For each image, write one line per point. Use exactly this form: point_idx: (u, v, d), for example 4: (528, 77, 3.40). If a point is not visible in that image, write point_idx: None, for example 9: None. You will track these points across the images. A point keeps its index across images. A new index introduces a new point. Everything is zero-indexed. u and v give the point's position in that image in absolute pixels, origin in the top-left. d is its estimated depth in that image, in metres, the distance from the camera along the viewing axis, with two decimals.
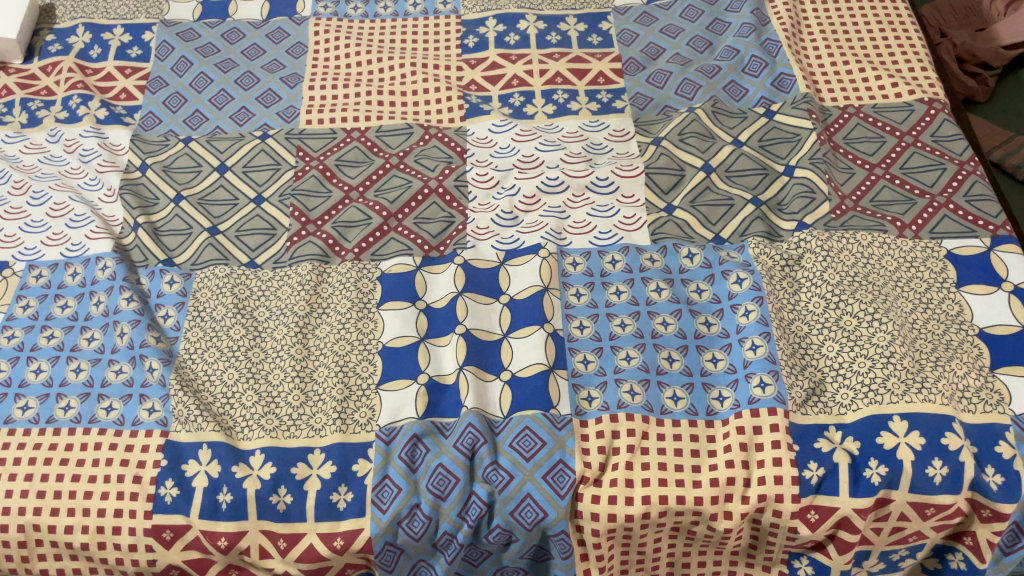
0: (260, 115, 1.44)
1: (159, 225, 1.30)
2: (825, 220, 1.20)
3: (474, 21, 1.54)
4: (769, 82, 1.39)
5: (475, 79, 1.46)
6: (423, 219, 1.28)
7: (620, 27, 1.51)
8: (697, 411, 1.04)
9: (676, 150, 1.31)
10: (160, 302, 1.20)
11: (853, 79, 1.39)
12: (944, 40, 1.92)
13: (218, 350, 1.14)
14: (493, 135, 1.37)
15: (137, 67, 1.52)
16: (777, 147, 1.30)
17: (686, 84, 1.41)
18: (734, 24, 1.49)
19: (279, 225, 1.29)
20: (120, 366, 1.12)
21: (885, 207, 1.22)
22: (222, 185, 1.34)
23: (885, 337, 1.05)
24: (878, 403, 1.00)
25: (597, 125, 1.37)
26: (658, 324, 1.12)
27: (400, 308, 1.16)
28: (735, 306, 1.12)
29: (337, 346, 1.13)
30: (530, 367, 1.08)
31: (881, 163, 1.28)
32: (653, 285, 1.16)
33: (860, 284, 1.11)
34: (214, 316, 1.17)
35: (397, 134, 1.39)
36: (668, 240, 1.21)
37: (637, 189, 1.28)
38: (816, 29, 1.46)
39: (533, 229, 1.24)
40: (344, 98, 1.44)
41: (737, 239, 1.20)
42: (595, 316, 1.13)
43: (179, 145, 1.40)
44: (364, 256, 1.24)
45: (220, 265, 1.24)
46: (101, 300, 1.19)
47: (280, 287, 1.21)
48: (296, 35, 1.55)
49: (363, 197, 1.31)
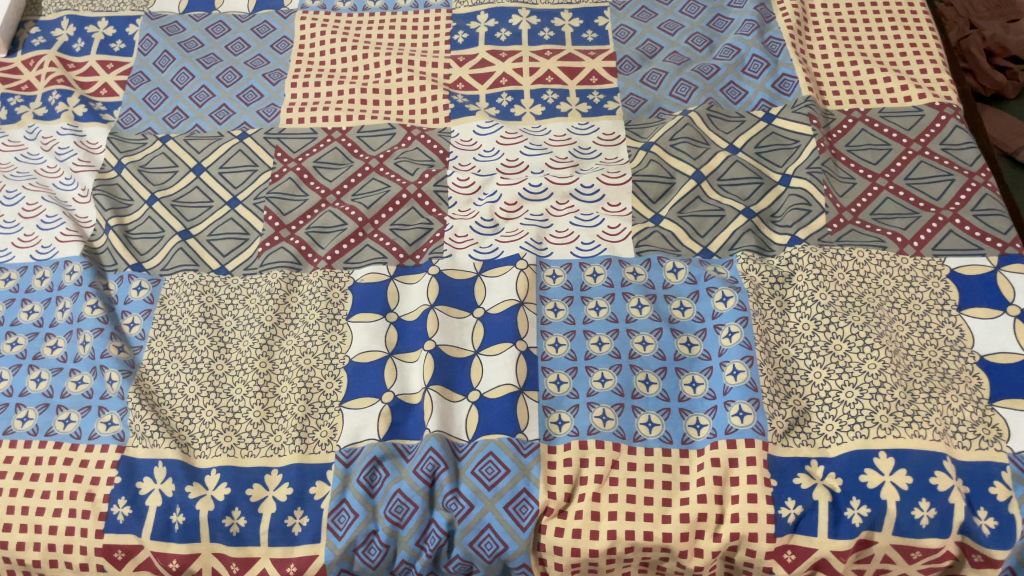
0: (240, 113, 1.39)
1: (131, 228, 1.27)
2: (820, 234, 1.13)
3: (465, 15, 1.49)
4: (770, 84, 1.32)
5: (463, 77, 1.40)
6: (400, 226, 1.23)
7: (616, 23, 1.45)
8: (671, 438, 0.98)
9: (667, 156, 1.24)
10: (127, 309, 1.17)
11: (860, 80, 1.31)
12: (972, 32, 1.82)
13: (181, 361, 1.10)
14: (477, 137, 1.32)
15: (119, 61, 1.48)
16: (774, 154, 1.23)
17: (682, 84, 1.34)
18: (737, 20, 1.41)
19: (252, 230, 1.25)
20: (81, 377, 1.10)
21: (886, 221, 1.15)
22: (197, 186, 1.31)
23: (876, 365, 0.98)
24: (864, 437, 0.94)
25: (586, 127, 1.31)
26: (637, 343, 1.06)
27: (369, 321, 1.12)
28: (719, 326, 1.06)
29: (302, 360, 1.09)
30: (500, 388, 1.03)
31: (884, 172, 1.20)
32: (634, 301, 1.10)
33: (853, 305, 1.05)
34: (180, 325, 1.14)
35: (379, 134, 1.34)
36: (652, 253, 1.15)
37: (623, 197, 1.22)
38: (823, 26, 1.38)
39: (512, 238, 1.19)
40: (327, 95, 1.39)
41: (725, 253, 1.14)
42: (572, 333, 1.08)
43: (157, 144, 1.36)
44: (337, 264, 1.20)
45: (189, 271, 1.20)
46: (66, 306, 1.17)
47: (250, 294, 1.17)
48: (281, 29, 1.50)
49: (339, 201, 1.27)
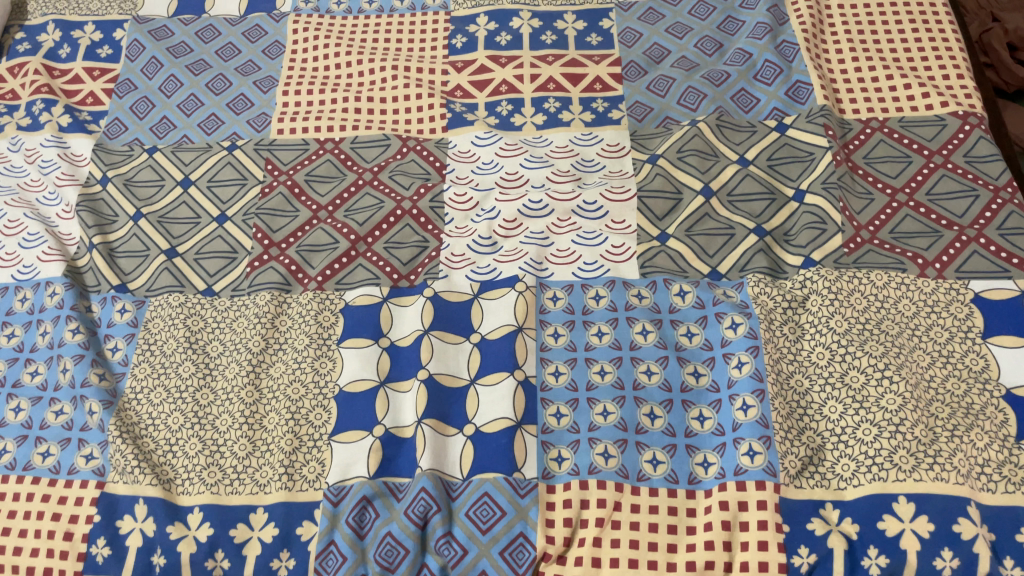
0: (229, 123, 1.34)
1: (116, 246, 1.22)
2: (835, 255, 1.07)
3: (464, 18, 1.43)
4: (783, 92, 1.25)
5: (461, 84, 1.35)
6: (394, 244, 1.17)
7: (622, 25, 1.39)
8: (677, 477, 0.93)
9: (674, 170, 1.18)
10: (109, 333, 1.12)
11: (879, 87, 1.24)
12: (996, 25, 1.72)
13: (164, 390, 1.06)
14: (475, 149, 1.26)
15: (106, 68, 1.43)
16: (787, 167, 1.17)
17: (690, 92, 1.27)
18: (748, 23, 1.35)
19: (241, 248, 1.20)
20: (60, 407, 1.05)
21: (906, 240, 1.08)
22: (184, 201, 1.26)
23: (895, 401, 0.92)
24: (883, 480, 0.88)
25: (589, 137, 1.25)
26: (641, 373, 1.00)
27: (361, 346, 1.07)
28: (728, 355, 1.00)
29: (291, 390, 1.04)
30: (496, 421, 0.98)
31: (904, 187, 1.14)
32: (638, 326, 1.04)
33: (871, 333, 0.99)
34: (163, 351, 1.09)
35: (373, 145, 1.28)
36: (658, 274, 1.09)
37: (628, 214, 1.16)
38: (840, 29, 1.32)
39: (511, 258, 1.14)
40: (320, 104, 1.34)
41: (735, 275, 1.08)
42: (572, 361, 1.03)
43: (143, 156, 1.31)
44: (328, 285, 1.15)
45: (174, 292, 1.15)
46: (47, 330, 1.12)
47: (237, 318, 1.12)
48: (273, 33, 1.45)
49: (331, 217, 1.21)
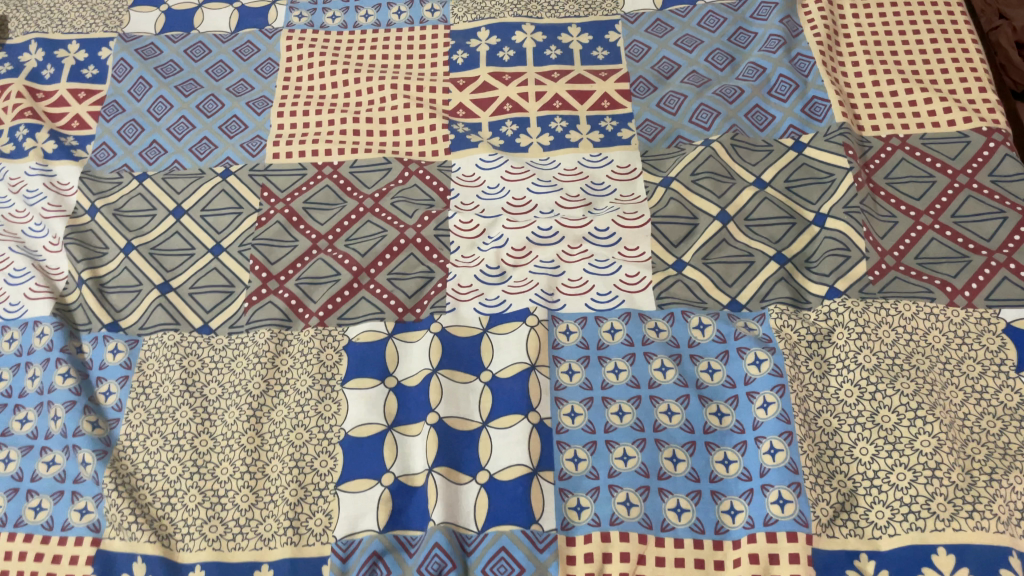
0: (223, 147, 1.28)
1: (106, 281, 1.16)
2: (860, 284, 1.02)
3: (464, 32, 1.38)
4: (799, 108, 1.20)
5: (464, 103, 1.29)
6: (398, 275, 1.13)
7: (629, 38, 1.34)
8: (703, 527, 0.89)
9: (688, 194, 1.14)
10: (101, 376, 1.07)
11: (898, 102, 1.20)
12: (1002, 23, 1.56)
13: (161, 438, 1.01)
14: (480, 172, 1.21)
15: (92, 89, 1.37)
16: (806, 189, 1.12)
17: (703, 110, 1.23)
18: (761, 34, 1.30)
19: (238, 281, 1.14)
20: (52, 457, 1.00)
21: (933, 266, 1.04)
22: (177, 231, 1.20)
23: (930, 443, 0.88)
24: (920, 530, 0.85)
25: (598, 159, 1.21)
26: (661, 413, 0.96)
27: (366, 387, 1.02)
28: (752, 394, 0.95)
29: (294, 435, 1.00)
30: (511, 469, 0.93)
31: (928, 210, 1.09)
32: (657, 363, 1.00)
33: (901, 369, 0.94)
34: (159, 395, 1.05)
35: (374, 170, 1.23)
36: (676, 306, 1.05)
37: (642, 240, 1.11)
38: (856, 40, 1.27)
39: (521, 289, 1.09)
40: (317, 126, 1.29)
41: (756, 305, 1.03)
42: (589, 401, 0.98)
43: (133, 184, 1.26)
44: (330, 320, 1.10)
45: (169, 330, 1.10)
46: (36, 374, 1.07)
47: (236, 357, 1.07)
48: (266, 50, 1.39)
49: (332, 247, 1.16)
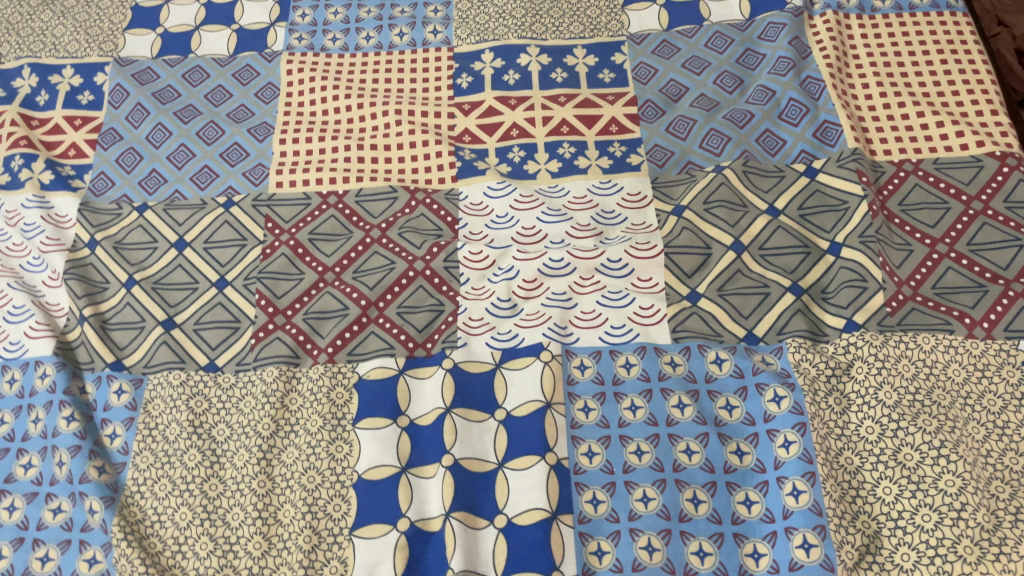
0: (224, 176, 1.26)
1: (109, 317, 1.14)
2: (878, 317, 1.01)
3: (468, 54, 1.36)
4: (811, 133, 1.19)
5: (469, 128, 1.28)
6: (407, 309, 1.11)
7: (635, 60, 1.32)
8: (727, 571, 0.88)
9: (701, 223, 1.12)
10: (106, 418, 1.05)
11: (910, 125, 1.19)
12: (1002, 29, 1.50)
13: (170, 482, 0.99)
14: (488, 201, 1.19)
15: (88, 116, 1.34)
16: (820, 217, 1.11)
17: (713, 135, 1.21)
18: (769, 56, 1.28)
19: (243, 317, 1.12)
20: (58, 504, 0.98)
21: (950, 296, 1.03)
22: (180, 265, 1.18)
23: (954, 483, 0.88)
24: (946, 573, 0.84)
25: (609, 186, 1.19)
26: (681, 452, 0.95)
27: (379, 428, 1.00)
28: (772, 432, 0.94)
29: (306, 478, 0.98)
30: (530, 513, 0.92)
31: (943, 237, 1.08)
32: (674, 400, 0.98)
33: (923, 405, 0.94)
34: (166, 437, 1.02)
35: (380, 199, 1.21)
36: (691, 339, 1.03)
37: (655, 271, 1.09)
38: (865, 62, 1.26)
39: (533, 322, 1.07)
40: (320, 153, 1.26)
41: (773, 339, 1.02)
42: (606, 440, 0.97)
43: (134, 215, 1.23)
44: (339, 357, 1.08)
45: (175, 370, 1.08)
46: (39, 418, 1.04)
47: (244, 397, 1.05)
48: (266, 74, 1.37)
49: (339, 280, 1.14)
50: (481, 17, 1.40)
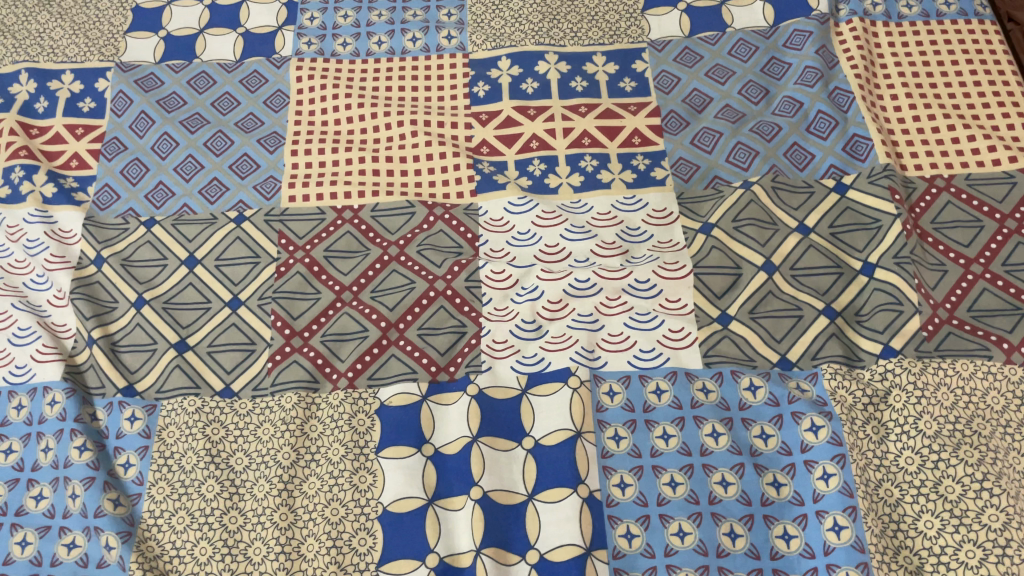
0: (235, 189, 1.22)
1: (118, 339, 1.10)
2: (915, 341, 0.99)
3: (484, 61, 1.32)
4: (840, 147, 1.16)
5: (488, 140, 1.24)
6: (429, 330, 1.07)
7: (657, 68, 1.28)
8: None
9: (730, 242, 1.09)
10: (119, 446, 1.01)
11: (940, 139, 1.16)
12: (1013, 27, 1.28)
13: (188, 515, 0.96)
14: (509, 216, 1.16)
15: (90, 125, 1.30)
16: (852, 236, 1.08)
17: (740, 148, 1.18)
18: (795, 65, 1.25)
19: (259, 338, 1.09)
20: (73, 539, 0.95)
21: (987, 320, 1.01)
22: (191, 283, 1.14)
23: (998, 518, 0.86)
24: None
25: (633, 202, 1.15)
26: (716, 484, 0.93)
27: (403, 457, 0.97)
28: (810, 463, 0.92)
29: (329, 511, 0.95)
30: (563, 549, 0.90)
31: (978, 257, 1.06)
32: (708, 428, 0.96)
33: (963, 436, 0.91)
34: (182, 467, 0.99)
35: (397, 214, 1.17)
36: (724, 365, 1.01)
37: (684, 292, 1.06)
38: (894, 72, 1.24)
39: (560, 345, 1.04)
40: (334, 165, 1.22)
41: (807, 364, 1.00)
42: (639, 470, 0.94)
43: (141, 230, 1.19)
44: (360, 381, 1.04)
45: (189, 395, 1.05)
46: (49, 447, 1.01)
47: (262, 424, 1.02)
48: (274, 81, 1.32)
49: (357, 300, 1.11)
50: (496, 22, 1.36)
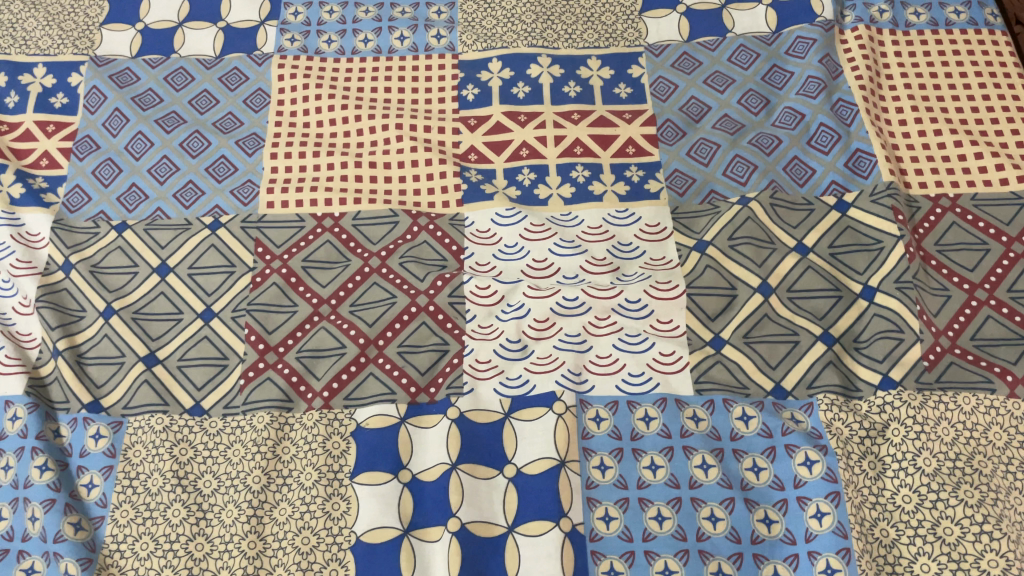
0: (211, 193, 1.17)
1: (85, 350, 1.05)
2: (916, 372, 0.94)
3: (474, 62, 1.27)
4: (842, 162, 1.11)
5: (476, 146, 1.19)
6: (409, 348, 1.03)
7: (654, 74, 1.23)
8: None
9: (725, 261, 1.05)
10: (83, 466, 0.97)
11: (947, 155, 1.11)
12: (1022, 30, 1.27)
13: (152, 540, 0.92)
14: (496, 228, 1.11)
15: (62, 122, 1.24)
16: (852, 257, 1.04)
17: (738, 162, 1.13)
18: (797, 74, 1.20)
19: (232, 353, 1.04)
20: (31, 564, 0.91)
21: (990, 350, 0.97)
22: (163, 292, 1.09)
23: (997, 563, 0.83)
24: None
25: (625, 215, 1.11)
26: (704, 519, 0.89)
27: (379, 484, 0.93)
28: (803, 500, 0.88)
29: (300, 540, 0.91)
30: None
31: (982, 282, 1.01)
32: (697, 459, 0.92)
33: (963, 474, 0.88)
34: (148, 489, 0.95)
35: (379, 223, 1.12)
36: (715, 392, 0.97)
37: (676, 313, 1.02)
38: (900, 83, 1.19)
39: (546, 366, 1.00)
40: (314, 169, 1.17)
41: (802, 393, 0.96)
42: (624, 502, 0.90)
43: (112, 235, 1.14)
44: (336, 402, 1.00)
45: (157, 413, 1.00)
46: (9, 465, 0.96)
47: (233, 445, 0.98)
48: (255, 79, 1.27)
49: (335, 313, 1.06)
50: (488, 21, 1.30)
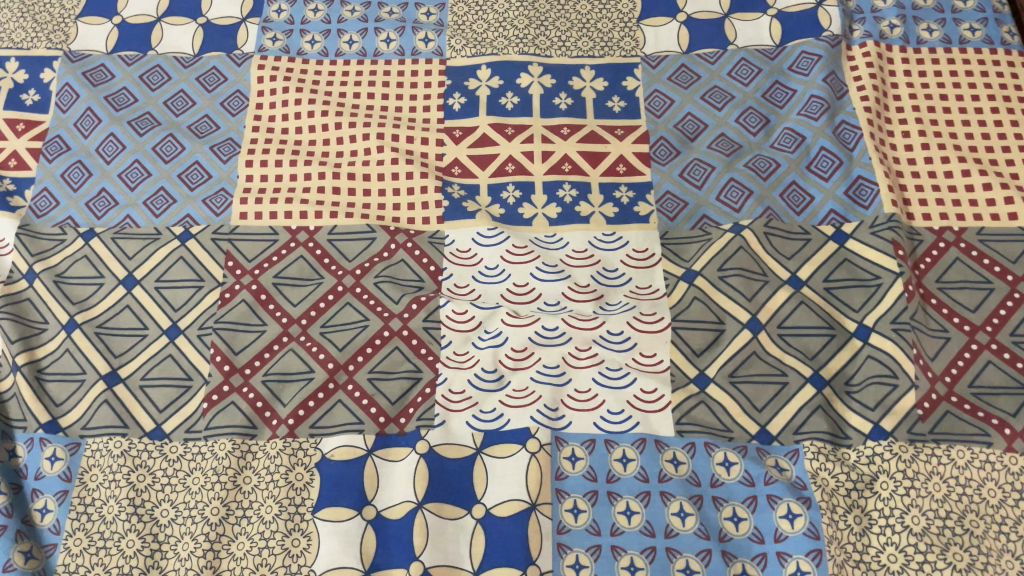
0: (182, 201, 1.12)
1: (45, 365, 1.01)
2: (908, 422, 0.90)
3: (462, 69, 1.21)
4: (842, 190, 1.06)
5: (460, 159, 1.14)
6: (380, 374, 0.98)
7: (649, 87, 1.18)
8: None
9: (714, 293, 1.00)
10: (37, 489, 0.93)
11: (953, 185, 1.06)
12: None
13: (104, 572, 0.88)
14: (477, 248, 1.06)
15: (32, 120, 1.19)
16: (848, 293, 0.99)
17: (732, 186, 1.08)
18: (800, 92, 1.14)
19: (196, 374, 1.00)
20: None
21: (988, 399, 0.92)
22: (128, 306, 1.05)
23: None
24: None
25: (612, 239, 1.06)
26: (679, 571, 0.84)
27: (341, 521, 0.89)
28: (783, 555, 0.84)
29: None
30: None
31: (984, 325, 0.96)
32: (675, 506, 0.87)
33: (953, 535, 0.83)
34: (103, 517, 0.91)
35: (356, 239, 1.08)
36: (697, 434, 0.92)
37: (660, 347, 0.97)
38: (908, 105, 1.13)
39: (521, 400, 0.95)
40: (291, 179, 1.13)
41: (788, 438, 0.91)
42: (596, 550, 0.86)
43: (78, 243, 1.09)
44: (301, 430, 0.95)
45: (116, 436, 0.96)
46: None
47: (193, 472, 0.94)
48: (234, 80, 1.22)
49: (305, 335, 1.02)
50: (479, 25, 1.25)
